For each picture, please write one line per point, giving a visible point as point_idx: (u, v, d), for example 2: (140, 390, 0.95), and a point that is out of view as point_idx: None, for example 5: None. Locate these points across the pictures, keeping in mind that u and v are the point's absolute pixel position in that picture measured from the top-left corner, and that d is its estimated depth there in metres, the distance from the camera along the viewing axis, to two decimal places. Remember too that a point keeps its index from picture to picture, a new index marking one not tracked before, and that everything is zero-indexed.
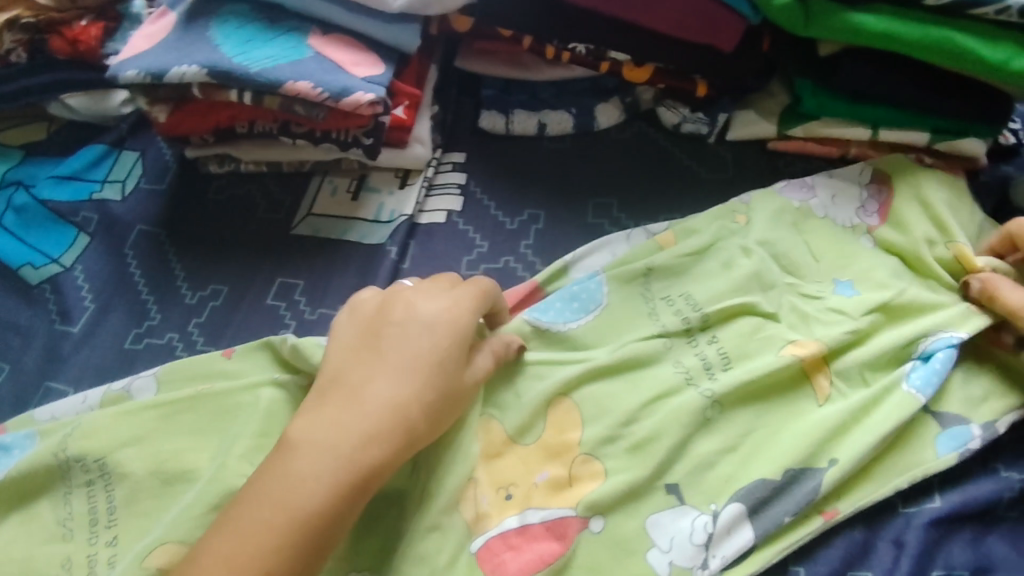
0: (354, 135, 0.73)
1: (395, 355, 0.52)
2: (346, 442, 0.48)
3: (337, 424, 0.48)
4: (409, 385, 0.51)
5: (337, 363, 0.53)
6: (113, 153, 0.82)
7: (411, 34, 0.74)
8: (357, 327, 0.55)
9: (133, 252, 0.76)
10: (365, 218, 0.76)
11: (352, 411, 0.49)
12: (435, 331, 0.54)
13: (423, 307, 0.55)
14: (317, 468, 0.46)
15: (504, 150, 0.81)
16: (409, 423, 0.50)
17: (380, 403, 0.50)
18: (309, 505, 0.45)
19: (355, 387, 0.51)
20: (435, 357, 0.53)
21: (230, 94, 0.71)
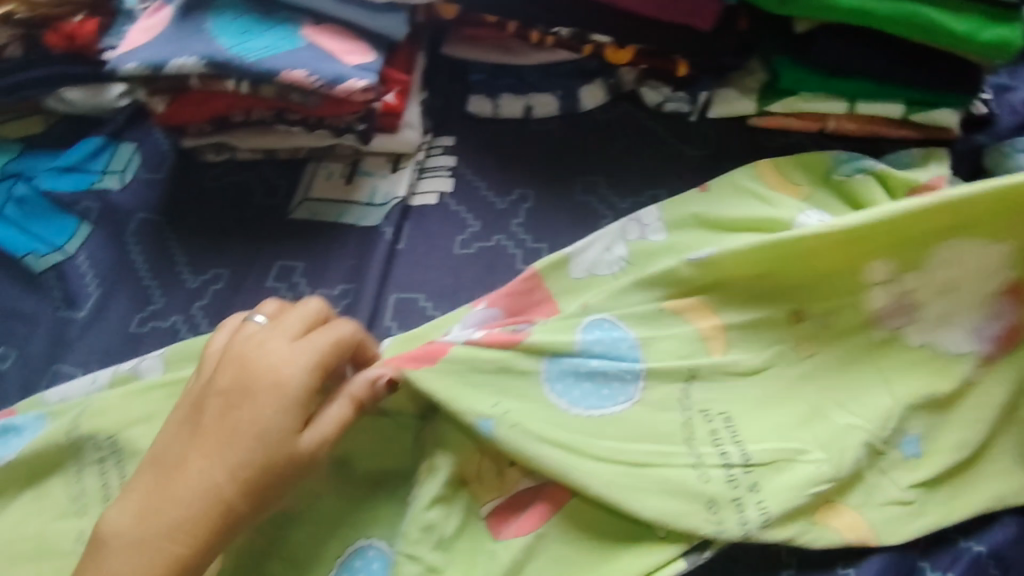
0: (347, 121, 0.76)
1: (219, 429, 0.51)
2: (146, 544, 0.49)
3: (146, 524, 0.49)
4: (222, 466, 0.50)
5: (166, 434, 0.53)
6: (112, 145, 0.84)
7: (399, 23, 0.77)
8: (191, 395, 0.54)
9: (135, 240, 0.78)
10: (359, 202, 0.78)
11: (162, 504, 0.49)
12: (261, 399, 0.51)
13: (255, 367, 0.52)
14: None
15: (493, 133, 0.83)
16: (221, 506, 0.49)
17: (194, 486, 0.50)
18: None
19: (167, 471, 0.51)
20: (256, 429, 0.50)
21: (227, 84, 0.73)
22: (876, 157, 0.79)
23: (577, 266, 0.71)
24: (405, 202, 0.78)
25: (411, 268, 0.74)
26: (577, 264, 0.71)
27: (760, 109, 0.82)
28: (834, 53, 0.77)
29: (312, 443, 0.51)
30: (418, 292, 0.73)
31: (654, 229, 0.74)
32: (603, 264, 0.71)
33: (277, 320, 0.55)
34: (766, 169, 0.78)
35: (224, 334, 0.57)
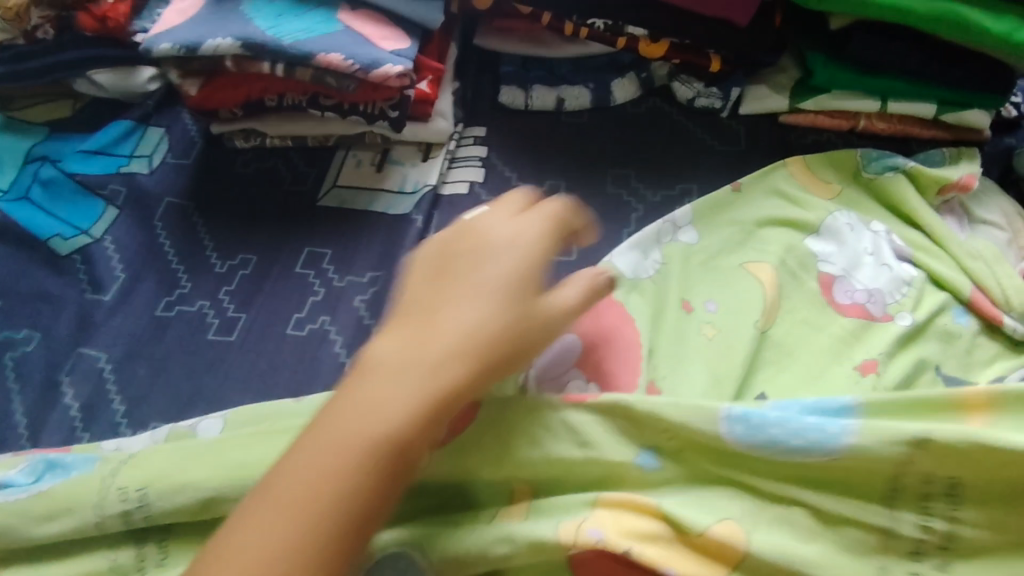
0: (380, 107, 0.75)
1: (464, 282, 0.50)
2: (391, 400, 0.44)
3: (391, 377, 0.45)
4: (486, 309, 0.48)
5: (414, 289, 0.51)
6: (140, 128, 0.84)
7: (436, 11, 0.77)
8: (428, 257, 0.53)
9: (162, 224, 0.77)
10: (390, 189, 0.78)
11: (402, 359, 0.46)
12: (498, 253, 0.51)
13: (485, 233, 0.53)
14: (357, 427, 0.43)
15: (525, 124, 0.82)
16: (476, 355, 0.47)
17: (448, 336, 0.47)
18: (381, 427, 0.44)
19: (418, 327, 0.48)
20: (502, 276, 0.50)
21: (263, 67, 0.72)
22: (907, 156, 0.79)
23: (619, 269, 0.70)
24: (435, 191, 0.77)
25: None
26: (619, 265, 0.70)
27: (792, 106, 0.81)
28: (871, 51, 0.76)
29: (560, 308, 0.51)
30: None
31: (687, 231, 0.74)
32: (646, 268, 0.71)
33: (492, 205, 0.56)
34: (797, 167, 0.78)
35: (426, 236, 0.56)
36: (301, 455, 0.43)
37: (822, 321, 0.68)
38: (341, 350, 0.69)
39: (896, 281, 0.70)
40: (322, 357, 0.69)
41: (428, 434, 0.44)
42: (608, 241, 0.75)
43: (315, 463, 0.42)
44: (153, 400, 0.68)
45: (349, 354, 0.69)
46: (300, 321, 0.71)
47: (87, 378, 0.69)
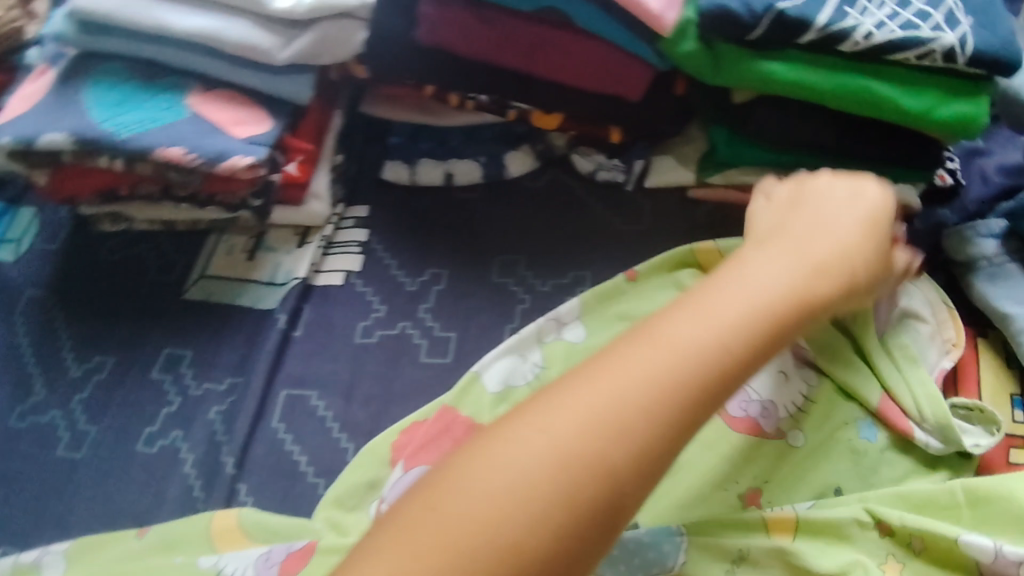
0: (243, 197, 0.70)
1: (812, 220, 0.49)
2: (803, 251, 0.46)
3: (810, 238, 0.48)
4: (863, 247, 0.48)
5: (764, 225, 0.51)
6: (11, 210, 0.80)
7: (303, 86, 0.71)
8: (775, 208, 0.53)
9: (21, 319, 0.73)
10: (259, 281, 0.73)
11: (810, 229, 0.48)
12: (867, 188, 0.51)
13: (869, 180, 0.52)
14: (764, 281, 0.44)
15: (411, 202, 0.76)
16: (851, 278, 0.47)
17: (829, 253, 0.47)
18: (723, 344, 0.41)
19: (797, 251, 0.46)
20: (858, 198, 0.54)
21: (101, 161, 0.67)
22: None
23: (488, 381, 0.65)
24: (305, 283, 0.72)
25: (307, 359, 0.69)
26: (489, 377, 0.65)
27: (699, 179, 0.74)
28: (776, 126, 0.69)
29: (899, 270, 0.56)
30: (311, 388, 0.67)
31: (573, 329, 0.67)
32: (520, 376, 0.65)
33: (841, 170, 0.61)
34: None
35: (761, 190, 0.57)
36: (616, 369, 0.40)
37: (718, 441, 0.61)
38: (191, 470, 0.64)
39: (794, 393, 0.62)
40: (172, 478, 0.65)
41: (812, 307, 0.44)
42: (487, 341, 0.69)
43: (651, 371, 0.40)
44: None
45: (198, 476, 0.64)
46: (151, 436, 0.66)
47: None
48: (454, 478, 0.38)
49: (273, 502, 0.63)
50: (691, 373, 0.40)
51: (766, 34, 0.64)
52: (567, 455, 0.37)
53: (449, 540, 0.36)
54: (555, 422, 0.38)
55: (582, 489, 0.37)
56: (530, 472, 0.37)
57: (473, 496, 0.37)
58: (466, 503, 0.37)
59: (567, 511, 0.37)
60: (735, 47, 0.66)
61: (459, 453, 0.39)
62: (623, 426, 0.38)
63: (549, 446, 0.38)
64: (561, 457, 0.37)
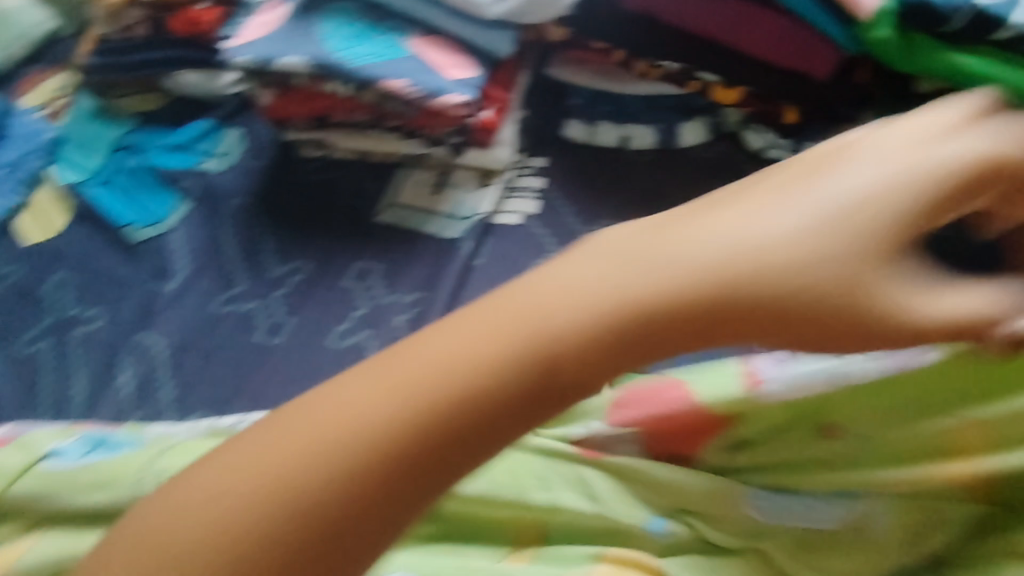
0: (443, 133, 0.78)
1: (761, 188, 0.42)
2: (757, 230, 0.40)
3: (825, 212, 0.40)
4: (829, 242, 0.39)
5: (710, 216, 0.41)
6: (219, 129, 0.89)
7: (505, 41, 0.77)
8: (736, 190, 0.43)
9: (227, 221, 0.82)
10: (443, 213, 0.80)
11: (840, 188, 0.40)
12: (857, 168, 0.41)
13: (889, 146, 0.42)
14: (758, 251, 0.39)
15: (588, 159, 0.82)
16: (801, 288, 0.39)
17: (748, 253, 0.39)
18: (486, 344, 0.37)
19: (700, 228, 0.40)
20: (858, 192, 0.40)
21: (333, 86, 0.74)
22: None
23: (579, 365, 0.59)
24: (486, 219, 0.79)
25: (486, 284, 0.75)
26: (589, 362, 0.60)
27: None
28: None
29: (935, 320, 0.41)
30: None
31: None
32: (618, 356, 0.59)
33: (898, 121, 0.43)
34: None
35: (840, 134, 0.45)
36: (406, 362, 0.37)
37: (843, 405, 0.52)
38: None
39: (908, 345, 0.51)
40: None
41: (681, 324, 0.39)
42: None
43: (414, 370, 0.37)
44: (197, 389, 0.73)
45: None
46: (343, 332, 0.74)
47: (141, 362, 0.75)
48: (223, 463, 0.36)
49: None
50: (535, 343, 0.37)
51: (964, 26, 0.65)
52: (354, 438, 0.35)
53: (229, 495, 0.35)
54: (387, 376, 0.37)
55: (368, 464, 0.35)
56: (268, 469, 0.35)
57: (211, 491, 0.35)
58: (264, 459, 0.35)
59: (303, 519, 0.34)
60: (927, 37, 0.68)
61: (252, 432, 0.37)
62: (454, 396, 0.36)
63: (337, 420, 0.36)
64: (325, 452, 0.35)
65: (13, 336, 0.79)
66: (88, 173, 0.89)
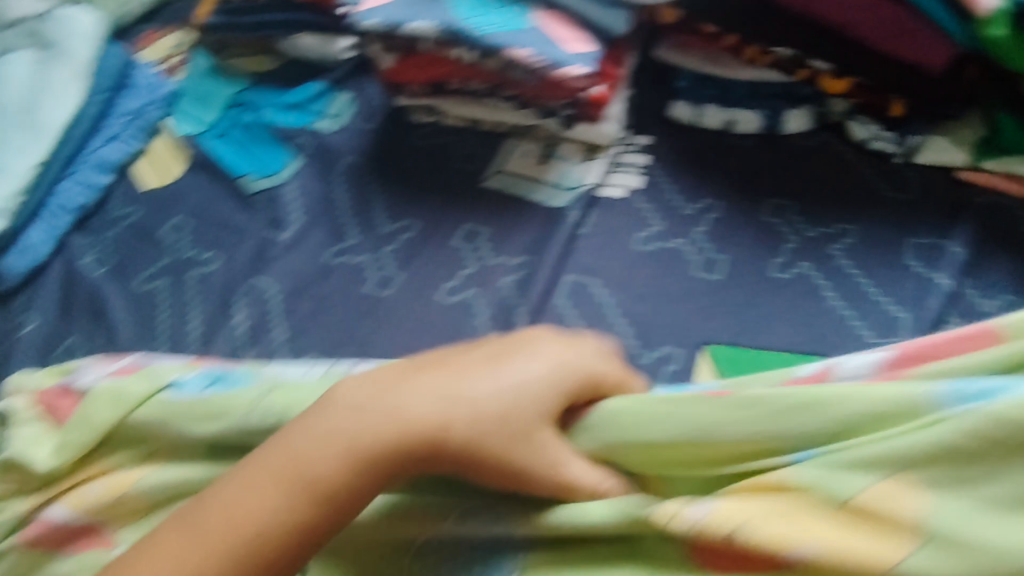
0: (557, 105, 0.81)
1: (443, 364, 0.47)
2: (463, 396, 0.45)
3: (491, 398, 0.45)
4: (462, 414, 0.45)
5: (383, 374, 0.47)
6: (332, 91, 0.93)
7: (620, 20, 0.79)
8: (387, 371, 0.48)
9: (340, 179, 0.86)
10: (549, 182, 0.82)
11: (511, 383, 0.46)
12: (484, 375, 0.46)
13: (510, 372, 0.46)
14: (389, 420, 0.45)
15: (692, 138, 0.85)
16: (432, 445, 0.44)
17: (411, 428, 0.44)
18: (315, 466, 0.44)
19: (431, 396, 0.45)
20: (495, 389, 0.45)
21: (456, 52, 0.77)
22: None
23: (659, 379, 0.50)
24: (593, 190, 0.81)
25: (593, 251, 0.77)
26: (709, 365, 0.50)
27: (972, 163, 0.78)
28: None
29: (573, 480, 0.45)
30: (593, 277, 0.76)
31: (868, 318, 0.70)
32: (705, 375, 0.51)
33: (536, 343, 0.48)
34: (966, 239, 0.74)
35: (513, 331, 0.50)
36: (224, 496, 0.45)
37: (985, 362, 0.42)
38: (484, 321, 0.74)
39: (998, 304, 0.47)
40: (465, 325, 0.74)
41: (396, 470, 0.44)
42: (755, 266, 0.76)
43: (231, 509, 0.44)
44: (310, 332, 0.76)
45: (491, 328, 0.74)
46: (453, 288, 0.76)
47: (255, 304, 0.78)
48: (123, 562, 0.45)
49: None
50: (323, 476, 0.44)
51: None
52: None
53: None
54: (172, 547, 0.44)
55: None
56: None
57: None
58: (169, 559, 0.44)
59: None
60: None
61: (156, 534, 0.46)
62: (280, 534, 0.44)
63: (228, 519, 0.44)
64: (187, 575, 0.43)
65: (132, 273, 0.83)
66: (206, 125, 0.93)
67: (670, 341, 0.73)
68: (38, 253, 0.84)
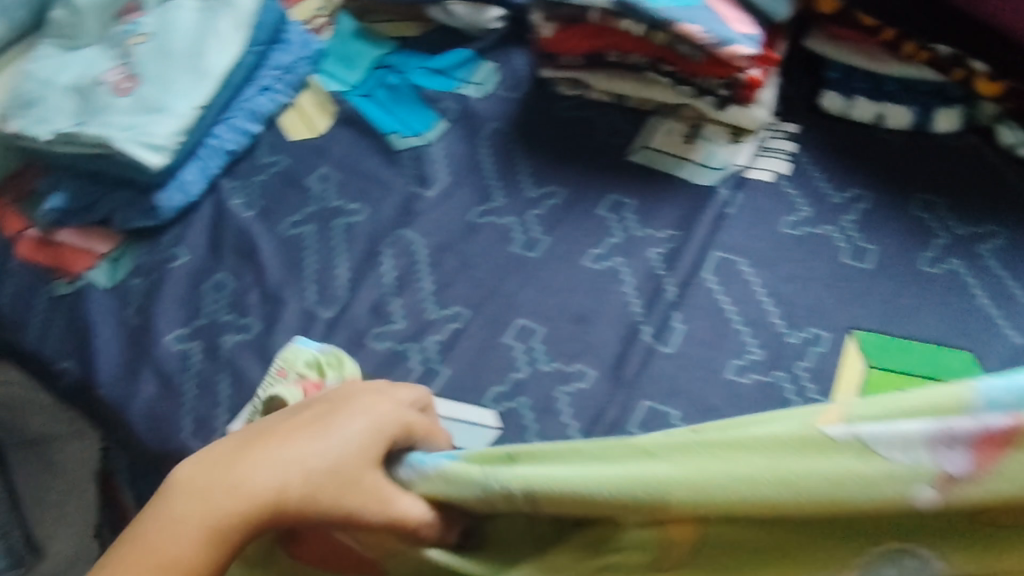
0: (713, 85, 0.82)
1: (278, 432, 0.51)
2: (297, 458, 0.50)
3: (324, 455, 0.50)
4: (306, 464, 0.50)
5: (219, 450, 0.50)
6: (477, 59, 0.95)
7: (783, 6, 0.82)
8: (232, 439, 0.51)
9: (486, 143, 0.88)
10: (696, 161, 0.83)
11: (335, 444, 0.51)
12: (318, 438, 0.51)
13: (337, 432, 0.52)
14: (242, 488, 0.48)
15: (837, 129, 0.86)
16: (279, 506, 0.48)
17: (253, 498, 0.48)
18: (173, 546, 0.47)
19: (261, 465, 0.49)
20: (321, 458, 0.50)
21: (624, 24, 0.79)
22: None
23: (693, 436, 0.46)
24: (741, 172, 0.82)
25: (739, 232, 0.78)
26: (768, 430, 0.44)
27: None
28: None
29: (406, 517, 0.51)
30: (742, 256, 0.77)
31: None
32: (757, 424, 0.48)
33: (336, 403, 0.54)
34: None
35: (312, 397, 0.57)
36: None
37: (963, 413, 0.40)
38: (631, 291, 0.75)
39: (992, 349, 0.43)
40: (612, 292, 0.76)
41: (245, 535, 0.48)
42: (903, 259, 0.76)
43: None
44: (455, 286, 0.78)
45: (638, 296, 0.75)
46: (599, 256, 0.78)
47: (403, 256, 0.81)
48: None
49: (704, 332, 0.73)
50: (184, 554, 0.46)
51: None
52: None
53: None
54: None
55: None
56: None
57: None
58: None
59: None
60: None
61: None
62: None
63: None
64: None
65: (278, 217, 0.86)
66: (352, 84, 0.95)
67: (818, 323, 0.73)
68: (192, 190, 0.88)
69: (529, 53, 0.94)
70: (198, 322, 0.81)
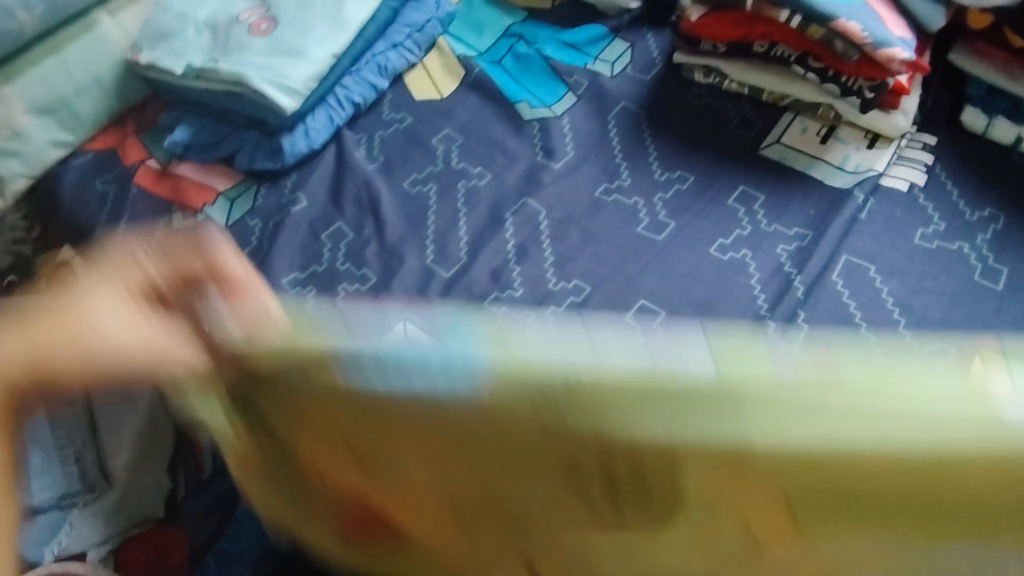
0: (860, 85, 0.79)
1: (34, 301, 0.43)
2: (49, 322, 0.41)
3: (93, 305, 0.42)
4: (64, 322, 0.41)
5: None
6: (609, 38, 0.94)
7: (938, 16, 0.80)
8: None
9: (615, 121, 0.87)
10: (829, 162, 0.82)
11: (93, 295, 0.42)
12: (73, 293, 0.42)
13: (109, 277, 0.43)
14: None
15: (974, 148, 0.83)
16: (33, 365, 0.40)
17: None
18: None
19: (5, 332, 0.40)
20: (78, 316, 0.41)
21: (781, 14, 0.78)
22: None
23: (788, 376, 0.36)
24: (878, 177, 0.81)
25: (872, 238, 0.77)
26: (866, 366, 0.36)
27: None
28: None
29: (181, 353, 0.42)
30: (872, 263, 0.75)
31: None
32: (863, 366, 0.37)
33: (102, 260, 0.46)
34: None
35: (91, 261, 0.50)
36: None
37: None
38: (756, 285, 0.74)
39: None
40: (737, 282, 0.74)
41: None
42: None
43: None
44: (577, 261, 0.77)
45: (765, 291, 0.74)
46: (724, 246, 0.77)
47: (526, 224, 0.80)
48: None
49: None
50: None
51: None
52: None
53: None
54: None
55: None
56: None
57: None
58: None
59: None
60: None
61: None
62: None
63: None
64: None
65: (400, 174, 0.86)
66: (480, 51, 0.95)
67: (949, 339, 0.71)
68: (317, 138, 0.88)
69: (663, 37, 0.93)
70: (314, 267, 0.80)
